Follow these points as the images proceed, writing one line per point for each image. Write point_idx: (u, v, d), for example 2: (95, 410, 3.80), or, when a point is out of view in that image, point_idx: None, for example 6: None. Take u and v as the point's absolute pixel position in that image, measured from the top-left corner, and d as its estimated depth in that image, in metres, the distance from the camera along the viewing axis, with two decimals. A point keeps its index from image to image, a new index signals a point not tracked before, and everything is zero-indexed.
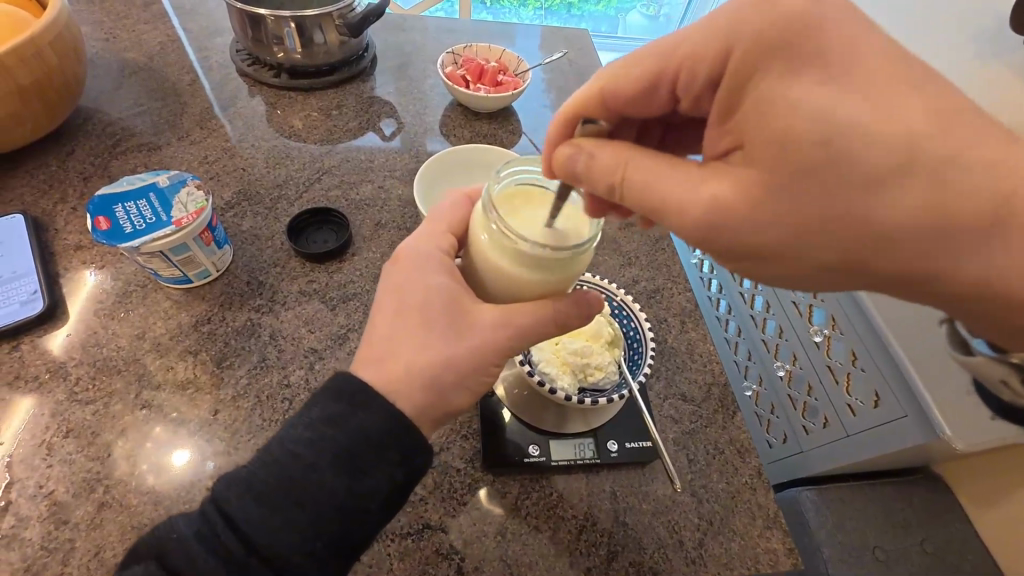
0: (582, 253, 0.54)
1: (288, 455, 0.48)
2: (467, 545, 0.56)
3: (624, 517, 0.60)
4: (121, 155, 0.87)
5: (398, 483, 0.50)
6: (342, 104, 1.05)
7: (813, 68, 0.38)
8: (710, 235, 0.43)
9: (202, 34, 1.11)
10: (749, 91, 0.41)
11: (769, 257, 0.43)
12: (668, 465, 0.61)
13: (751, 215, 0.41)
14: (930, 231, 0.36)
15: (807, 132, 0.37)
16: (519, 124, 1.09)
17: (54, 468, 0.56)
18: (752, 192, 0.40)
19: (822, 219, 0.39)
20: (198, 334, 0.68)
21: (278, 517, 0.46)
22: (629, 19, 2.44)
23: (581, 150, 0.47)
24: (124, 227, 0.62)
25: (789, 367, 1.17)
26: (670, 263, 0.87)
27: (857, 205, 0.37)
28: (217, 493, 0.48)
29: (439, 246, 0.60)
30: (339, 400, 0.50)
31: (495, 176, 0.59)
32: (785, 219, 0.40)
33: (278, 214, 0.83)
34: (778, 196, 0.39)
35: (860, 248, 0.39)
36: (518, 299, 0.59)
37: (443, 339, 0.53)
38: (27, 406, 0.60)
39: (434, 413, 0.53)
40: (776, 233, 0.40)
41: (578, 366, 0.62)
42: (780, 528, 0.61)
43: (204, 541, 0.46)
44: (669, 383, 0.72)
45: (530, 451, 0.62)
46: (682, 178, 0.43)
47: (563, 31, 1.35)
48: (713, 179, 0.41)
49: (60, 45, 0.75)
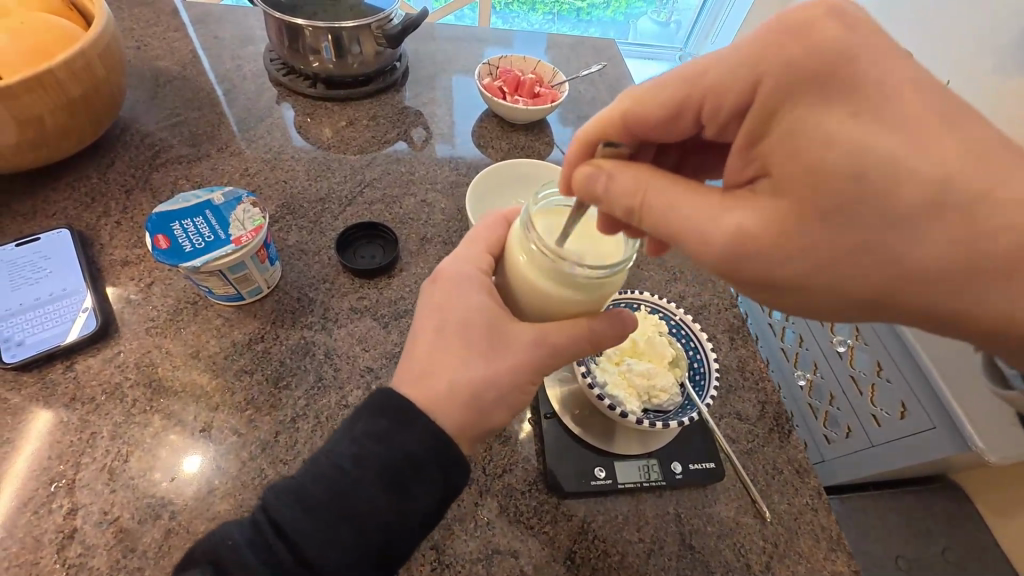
0: (619, 272, 0.53)
1: (333, 470, 0.46)
2: (537, 570, 0.56)
3: (690, 541, 0.60)
4: (161, 167, 0.85)
5: (442, 496, 0.49)
6: (378, 114, 1.05)
7: (855, 102, 0.36)
8: (742, 264, 0.42)
9: (234, 43, 1.10)
10: (776, 127, 0.39)
11: (803, 289, 0.41)
12: (746, 484, 0.63)
13: (775, 248, 0.40)
14: (964, 264, 0.35)
15: (837, 163, 0.36)
16: (553, 135, 1.09)
17: (118, 493, 0.55)
18: (785, 221, 0.39)
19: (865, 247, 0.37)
20: (252, 353, 0.67)
21: (329, 530, 0.44)
22: (639, 26, 2.43)
23: (601, 169, 0.46)
24: (184, 246, 0.61)
25: (809, 377, 1.20)
26: (714, 278, 0.87)
27: (896, 236, 0.36)
28: (263, 502, 0.46)
29: (479, 267, 0.59)
30: (381, 416, 0.49)
31: (534, 199, 0.59)
32: (824, 249, 0.39)
33: (323, 228, 0.82)
34: (803, 230, 0.39)
35: (897, 279, 0.38)
36: (554, 315, 0.57)
37: (483, 355, 0.52)
38: (43, 420, 0.59)
39: (478, 429, 0.51)
40: (817, 271, 0.40)
41: (644, 389, 0.61)
42: (844, 550, 0.61)
43: (255, 551, 0.43)
44: (724, 401, 0.72)
45: (596, 473, 0.62)
46: (713, 199, 0.42)
47: (591, 42, 1.35)
48: (730, 216, 0.41)
49: (106, 57, 0.74)
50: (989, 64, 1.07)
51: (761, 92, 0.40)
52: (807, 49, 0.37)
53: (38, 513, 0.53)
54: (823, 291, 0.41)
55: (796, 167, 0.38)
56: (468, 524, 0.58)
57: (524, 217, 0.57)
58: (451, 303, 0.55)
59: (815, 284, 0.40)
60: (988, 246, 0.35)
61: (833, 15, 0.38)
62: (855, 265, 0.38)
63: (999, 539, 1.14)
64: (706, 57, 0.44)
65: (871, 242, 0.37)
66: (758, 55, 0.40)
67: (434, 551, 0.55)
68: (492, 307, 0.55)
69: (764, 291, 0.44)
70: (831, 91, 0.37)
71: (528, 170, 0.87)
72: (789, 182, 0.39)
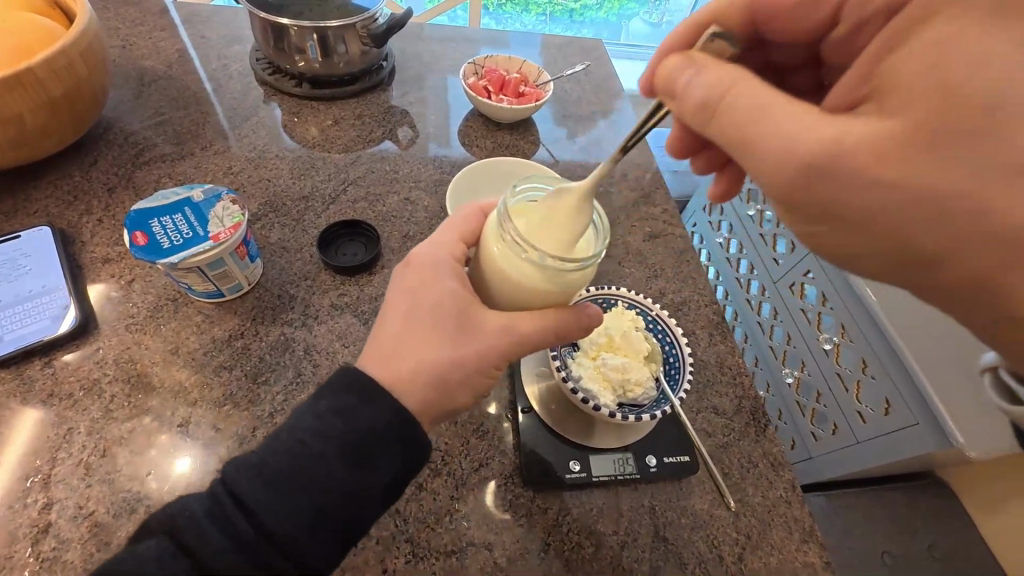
0: (590, 267, 0.54)
1: (295, 443, 0.47)
2: (511, 562, 0.57)
3: (664, 533, 0.61)
4: (144, 166, 0.86)
5: (401, 472, 0.51)
6: (363, 113, 1.05)
7: (1010, 38, 0.37)
8: (817, 182, 0.41)
9: (220, 42, 1.11)
10: (912, 42, 0.40)
11: (869, 220, 0.41)
12: (714, 478, 0.63)
13: (868, 163, 0.39)
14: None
15: (971, 87, 0.37)
16: (538, 134, 1.10)
17: (93, 488, 0.55)
18: (888, 137, 0.39)
19: (956, 185, 0.38)
20: (232, 349, 0.67)
21: (291, 499, 0.45)
22: (632, 27, 2.44)
23: (693, 66, 0.46)
24: (161, 243, 0.61)
25: (797, 374, 1.21)
26: (695, 276, 0.88)
27: (987, 184, 0.38)
28: (224, 475, 0.46)
29: (451, 253, 0.59)
30: (347, 392, 0.50)
31: (511, 191, 0.59)
32: (914, 173, 0.38)
33: (305, 226, 0.82)
34: (900, 151, 0.38)
35: (969, 227, 0.39)
36: (528, 309, 0.58)
37: (452, 337, 0.54)
38: (31, 418, 0.59)
39: (441, 409, 0.54)
40: (895, 197, 0.39)
41: (619, 383, 0.62)
42: (816, 542, 0.62)
43: (215, 521, 0.44)
44: (701, 397, 0.73)
45: (571, 467, 0.63)
46: (808, 116, 0.41)
47: (579, 41, 1.35)
48: (820, 129, 0.40)
49: (88, 57, 0.74)
50: None
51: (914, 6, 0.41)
52: None
53: (15, 507, 0.53)
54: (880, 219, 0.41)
55: (921, 87, 0.38)
56: (444, 518, 0.58)
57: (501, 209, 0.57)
58: (421, 291, 0.56)
59: (869, 210, 0.40)
60: None
61: None
62: (939, 199, 0.38)
63: (983, 529, 1.14)
64: None
65: (971, 179, 0.38)
66: None
67: (409, 544, 0.56)
68: (462, 290, 0.56)
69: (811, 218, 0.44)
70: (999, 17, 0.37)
71: (508, 168, 0.89)
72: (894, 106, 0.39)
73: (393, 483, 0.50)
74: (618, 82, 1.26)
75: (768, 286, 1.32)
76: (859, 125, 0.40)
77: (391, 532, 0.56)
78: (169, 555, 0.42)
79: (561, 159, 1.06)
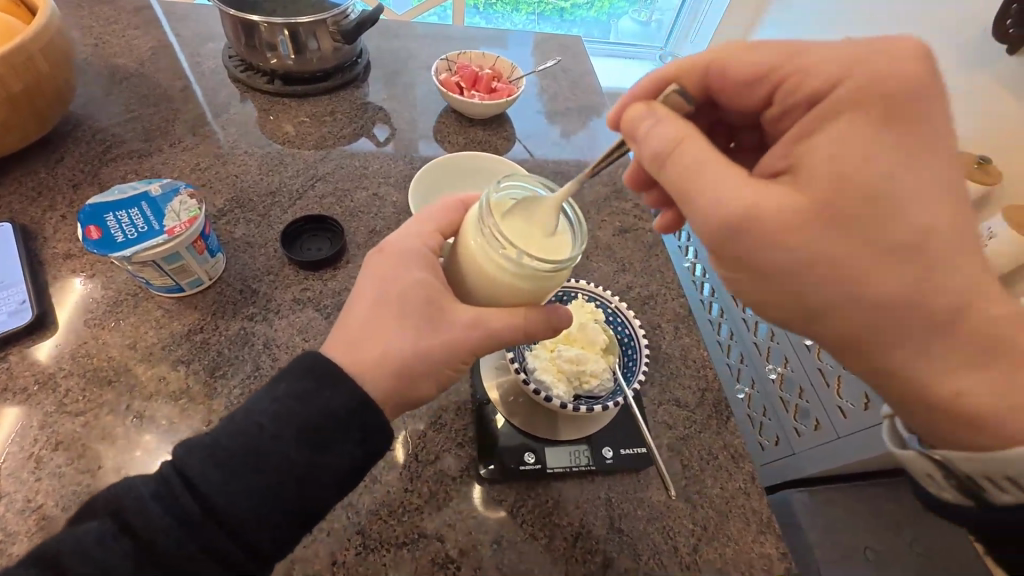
0: (564, 269, 0.54)
1: (252, 426, 0.47)
2: (463, 553, 0.56)
3: (619, 524, 0.61)
4: (111, 162, 0.86)
5: (361, 458, 0.50)
6: (336, 110, 1.05)
7: (896, 140, 0.40)
8: (728, 242, 0.43)
9: (193, 41, 1.11)
10: (825, 129, 0.42)
11: (767, 278, 0.43)
12: (661, 472, 0.61)
13: (775, 229, 0.41)
14: (903, 312, 0.40)
15: (866, 175, 0.39)
16: (512, 130, 1.10)
17: (43, 481, 0.55)
18: (795, 209, 0.41)
19: (843, 259, 0.40)
20: (191, 343, 0.67)
21: (241, 480, 0.45)
22: (622, 25, 2.35)
23: (653, 112, 0.47)
24: (116, 237, 0.62)
25: (780, 370, 1.19)
26: (663, 270, 0.88)
27: (872, 263, 0.40)
28: (175, 455, 0.46)
29: (425, 244, 0.59)
30: (306, 377, 0.49)
31: (495, 187, 0.59)
32: (813, 246, 0.40)
33: (271, 221, 0.82)
34: (804, 222, 0.40)
35: (854, 300, 0.41)
36: (499, 305, 0.58)
37: (420, 323, 0.53)
38: (12, 415, 0.59)
39: (406, 397, 0.53)
40: (798, 262, 0.41)
41: (573, 374, 0.62)
42: (773, 533, 0.62)
43: (161, 502, 0.43)
44: (663, 389, 0.73)
45: (525, 458, 0.63)
46: (730, 180, 0.43)
47: (557, 39, 1.36)
48: (743, 189, 0.42)
49: (51, 53, 0.74)
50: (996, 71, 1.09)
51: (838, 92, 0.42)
52: (895, 73, 0.41)
53: None
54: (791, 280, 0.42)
55: (827, 170, 0.41)
56: (397, 510, 0.58)
57: (482, 204, 0.57)
58: (391, 279, 0.55)
59: (783, 268, 0.42)
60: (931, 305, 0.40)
61: (925, 57, 0.41)
62: (832, 270, 0.40)
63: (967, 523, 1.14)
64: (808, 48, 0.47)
65: (857, 256, 0.40)
66: (858, 60, 0.42)
67: (360, 536, 0.56)
68: (430, 280, 0.56)
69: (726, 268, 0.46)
70: (895, 117, 0.40)
71: (475, 162, 0.89)
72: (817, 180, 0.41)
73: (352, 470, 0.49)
74: (594, 79, 1.26)
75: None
76: (771, 194, 0.42)
77: (343, 525, 0.56)
78: (110, 536, 0.42)
79: (538, 156, 1.06)
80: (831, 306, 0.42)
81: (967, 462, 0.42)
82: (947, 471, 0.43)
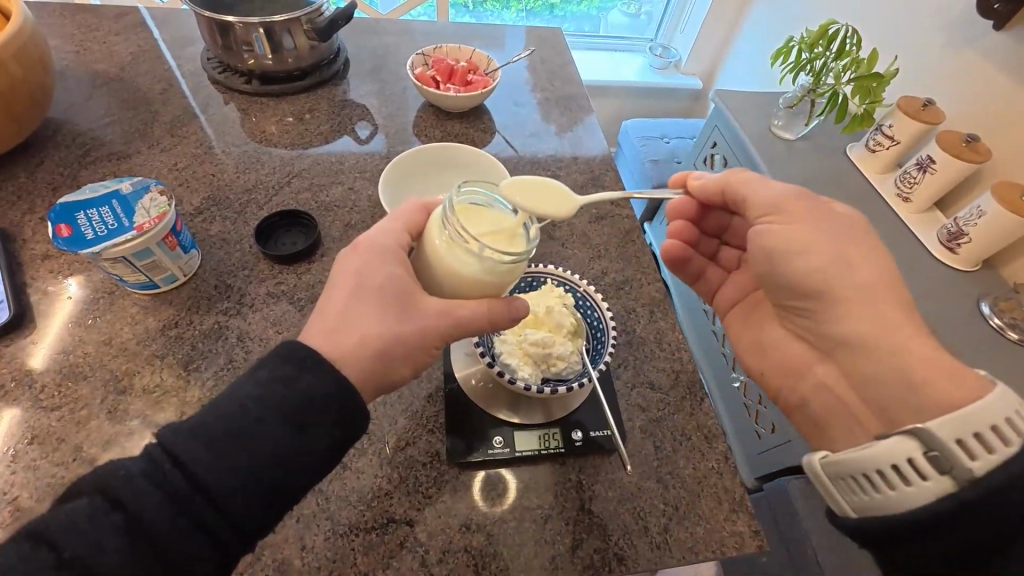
0: (524, 259, 0.56)
1: (235, 408, 0.46)
2: (432, 537, 0.57)
3: (591, 505, 0.61)
4: (90, 165, 0.87)
5: (342, 437, 0.49)
6: (314, 108, 1.06)
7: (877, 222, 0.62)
8: (774, 208, 0.60)
9: (174, 45, 1.12)
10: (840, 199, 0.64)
11: (795, 222, 0.59)
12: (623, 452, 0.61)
13: (803, 202, 0.59)
14: (883, 284, 0.55)
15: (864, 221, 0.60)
16: (489, 122, 1.10)
17: (18, 474, 0.56)
18: (819, 204, 0.60)
19: (847, 238, 0.57)
20: (166, 338, 0.68)
21: (231, 455, 0.43)
22: (609, 20, 2.26)
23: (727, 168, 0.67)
24: (86, 234, 0.63)
25: None
26: (639, 255, 0.88)
27: (867, 251, 0.57)
28: (161, 434, 0.44)
29: (395, 241, 0.58)
30: (289, 361, 0.48)
31: (455, 189, 0.60)
32: (830, 224, 0.58)
33: (247, 218, 0.83)
34: (825, 212, 0.59)
35: (856, 261, 0.56)
36: (466, 296, 0.59)
37: (398, 310, 0.53)
38: (7, 417, 0.60)
39: (384, 381, 0.53)
40: (821, 221, 0.58)
41: (541, 358, 0.63)
42: (746, 511, 0.62)
43: (151, 479, 0.42)
44: (637, 371, 0.73)
45: (494, 442, 0.63)
46: (779, 185, 0.62)
47: (538, 31, 1.36)
48: (790, 187, 0.61)
49: (24, 58, 0.76)
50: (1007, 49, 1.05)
51: None
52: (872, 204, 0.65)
53: None
54: (829, 232, 0.57)
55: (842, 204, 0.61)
56: (367, 496, 0.59)
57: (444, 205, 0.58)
58: (366, 274, 0.54)
59: (821, 224, 0.58)
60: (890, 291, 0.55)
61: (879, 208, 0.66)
62: (841, 237, 0.57)
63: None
64: None
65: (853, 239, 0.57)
66: None
67: (329, 522, 0.56)
68: (406, 275, 0.56)
69: (771, 225, 0.59)
70: None
71: (447, 153, 0.90)
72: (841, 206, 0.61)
73: (332, 452, 0.48)
74: (574, 70, 1.26)
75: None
76: (805, 194, 0.60)
77: (313, 510, 0.57)
78: (100, 512, 0.40)
79: (519, 148, 1.06)
80: (851, 252, 0.56)
81: (937, 423, 0.44)
82: (924, 451, 0.44)
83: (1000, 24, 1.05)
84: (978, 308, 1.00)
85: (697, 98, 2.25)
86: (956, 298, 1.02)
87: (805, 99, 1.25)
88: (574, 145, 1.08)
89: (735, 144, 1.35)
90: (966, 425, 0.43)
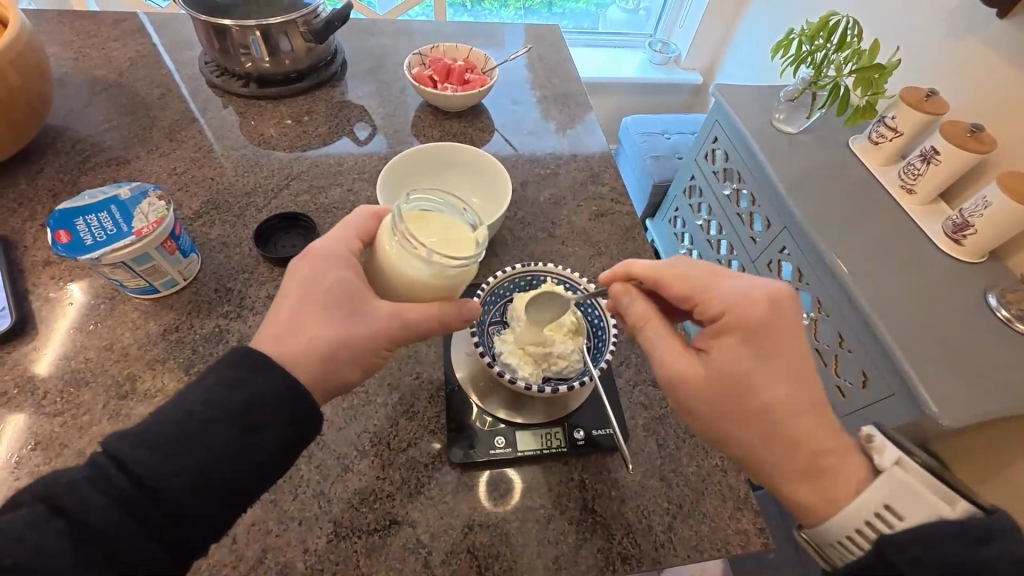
0: (475, 263, 0.56)
1: (180, 415, 0.45)
2: (434, 538, 0.57)
3: (593, 505, 0.60)
4: (91, 171, 0.87)
5: (293, 437, 0.49)
6: (313, 110, 1.06)
7: (779, 357, 0.51)
8: (670, 390, 0.56)
9: (173, 49, 1.12)
10: (734, 332, 0.53)
11: (689, 410, 0.55)
12: (624, 450, 0.61)
13: (696, 385, 0.53)
14: (789, 451, 0.50)
15: (770, 380, 0.51)
16: (488, 121, 1.10)
17: (21, 480, 0.56)
18: (711, 381, 0.53)
19: (755, 416, 0.51)
20: (167, 342, 0.68)
21: (178, 458, 0.43)
22: (608, 16, 2.25)
23: (625, 298, 0.60)
24: (85, 240, 0.63)
25: (814, 315, 1.13)
26: (640, 252, 0.87)
27: (766, 425, 0.51)
28: (104, 441, 0.43)
29: (349, 248, 0.59)
30: (239, 367, 0.48)
31: (405, 198, 0.60)
32: (723, 406, 0.52)
33: (246, 221, 0.83)
34: (724, 393, 0.52)
35: (759, 440, 0.51)
36: (419, 301, 0.59)
37: (345, 313, 0.54)
38: (10, 424, 0.60)
39: (334, 382, 0.53)
40: (720, 411, 0.53)
41: (541, 357, 0.63)
42: (750, 509, 0.62)
43: (96, 485, 0.41)
44: (639, 369, 0.72)
45: (495, 442, 0.63)
46: (671, 354, 0.55)
47: (535, 28, 1.35)
48: (684, 356, 0.55)
49: (22, 64, 0.76)
50: (1012, 36, 1.04)
51: (762, 310, 0.52)
52: (783, 320, 0.52)
53: None
54: (722, 407, 0.52)
55: (726, 368, 0.52)
56: (371, 497, 0.59)
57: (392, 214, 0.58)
58: (314, 280, 0.54)
59: (721, 409, 0.53)
60: (793, 456, 0.50)
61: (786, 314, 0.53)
62: (734, 416, 0.52)
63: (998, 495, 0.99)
64: (742, 279, 0.56)
65: (760, 415, 0.51)
66: (765, 301, 0.53)
67: (331, 525, 0.56)
68: (356, 280, 0.56)
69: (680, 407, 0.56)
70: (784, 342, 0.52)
71: (444, 153, 0.89)
72: (726, 338, 0.53)
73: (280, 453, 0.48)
74: (572, 67, 1.26)
75: (780, 225, 1.21)
76: (692, 367, 0.54)
77: (314, 513, 0.57)
78: (42, 519, 0.39)
79: (519, 146, 1.05)
80: (742, 424, 0.52)
81: (858, 499, 0.48)
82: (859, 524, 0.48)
83: (1003, 13, 1.03)
84: (985, 299, 0.99)
85: (698, 93, 2.23)
86: (962, 291, 1.00)
87: (806, 92, 1.23)
88: (574, 143, 1.07)
89: (736, 140, 1.34)
90: (877, 499, 0.47)
